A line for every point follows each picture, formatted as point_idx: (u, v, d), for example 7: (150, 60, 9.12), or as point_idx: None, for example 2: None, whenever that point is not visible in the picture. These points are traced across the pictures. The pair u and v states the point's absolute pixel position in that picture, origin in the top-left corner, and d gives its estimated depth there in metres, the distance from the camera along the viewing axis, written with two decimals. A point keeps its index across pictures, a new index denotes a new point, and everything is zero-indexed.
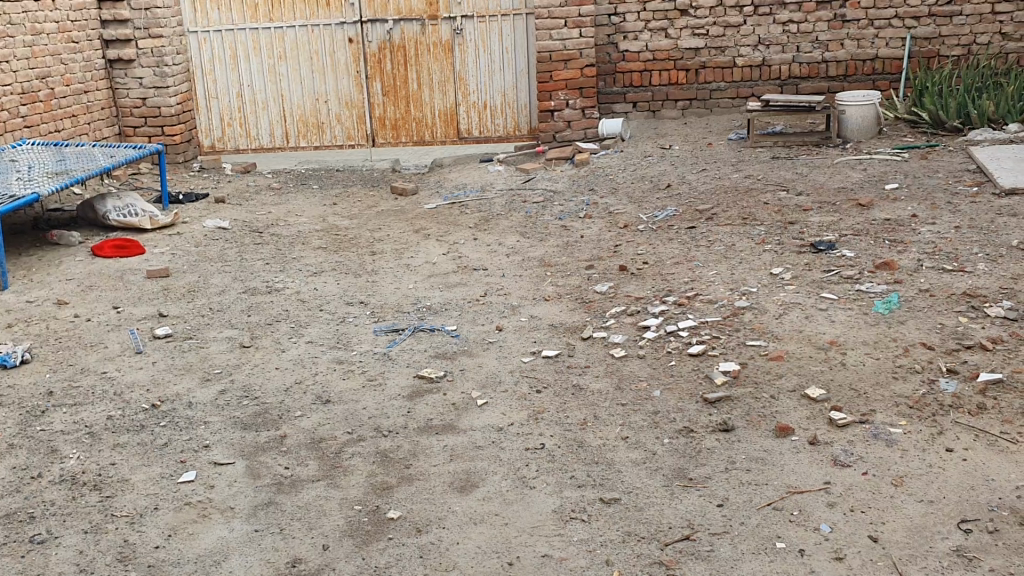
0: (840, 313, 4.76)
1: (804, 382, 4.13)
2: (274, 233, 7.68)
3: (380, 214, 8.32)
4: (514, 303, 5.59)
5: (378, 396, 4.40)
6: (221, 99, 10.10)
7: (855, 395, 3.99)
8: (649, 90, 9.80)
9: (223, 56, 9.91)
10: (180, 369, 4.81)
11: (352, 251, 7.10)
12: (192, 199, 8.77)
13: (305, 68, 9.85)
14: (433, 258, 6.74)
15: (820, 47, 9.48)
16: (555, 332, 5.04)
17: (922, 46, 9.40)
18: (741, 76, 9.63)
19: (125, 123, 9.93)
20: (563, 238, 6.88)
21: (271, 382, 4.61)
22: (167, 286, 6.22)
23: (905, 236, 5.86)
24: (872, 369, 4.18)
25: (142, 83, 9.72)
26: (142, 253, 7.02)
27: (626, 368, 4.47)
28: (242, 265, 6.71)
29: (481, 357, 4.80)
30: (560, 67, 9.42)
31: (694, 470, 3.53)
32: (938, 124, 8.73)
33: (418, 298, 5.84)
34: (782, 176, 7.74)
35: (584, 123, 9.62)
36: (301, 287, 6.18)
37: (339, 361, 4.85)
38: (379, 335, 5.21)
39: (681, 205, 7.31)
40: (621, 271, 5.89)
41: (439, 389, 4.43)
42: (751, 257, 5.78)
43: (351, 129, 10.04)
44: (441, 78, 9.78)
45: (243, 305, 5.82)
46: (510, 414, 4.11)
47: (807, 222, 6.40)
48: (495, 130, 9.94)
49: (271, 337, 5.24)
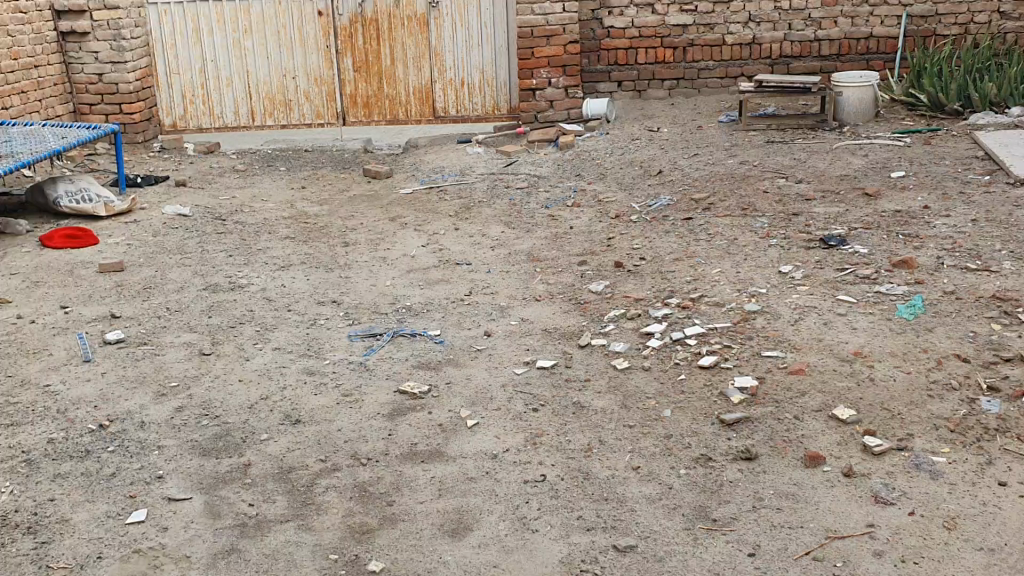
0: (861, 319, 4.35)
1: (830, 400, 3.72)
2: (239, 221, 7.16)
3: (353, 199, 7.82)
4: (503, 303, 5.14)
5: (355, 415, 3.93)
6: (183, 75, 9.48)
7: (888, 417, 3.60)
8: (635, 68, 9.32)
9: (185, 29, 9.31)
10: (133, 381, 4.31)
11: (324, 241, 6.60)
12: (151, 181, 8.21)
13: (272, 42, 9.27)
14: (412, 251, 6.26)
15: (813, 25, 9.06)
16: (549, 338, 4.60)
17: (918, 25, 9.00)
18: (730, 54, 9.18)
19: (79, 100, 9.34)
20: (551, 229, 6.43)
21: (234, 398, 4.13)
22: (121, 282, 5.69)
23: (920, 230, 5.47)
24: (905, 386, 3.78)
25: (97, 57, 9.13)
26: (95, 242, 6.47)
27: (630, 382, 4.03)
28: (203, 258, 6.19)
29: (469, 368, 4.35)
30: (542, 44, 8.93)
31: (717, 508, 3.13)
32: (938, 106, 8.34)
33: (397, 297, 5.37)
34: (780, 162, 7.32)
35: (567, 103, 9.13)
36: (268, 283, 5.68)
37: (311, 372, 4.37)
38: (355, 341, 4.74)
39: (675, 193, 6.88)
40: (617, 267, 5.45)
41: (424, 407, 3.98)
42: (756, 253, 5.37)
43: (321, 107, 9.49)
44: (416, 53, 9.24)
45: (203, 304, 5.32)
46: (504, 437, 3.67)
47: (812, 214, 5.99)
48: (473, 109, 9.43)
49: (234, 343, 4.76)
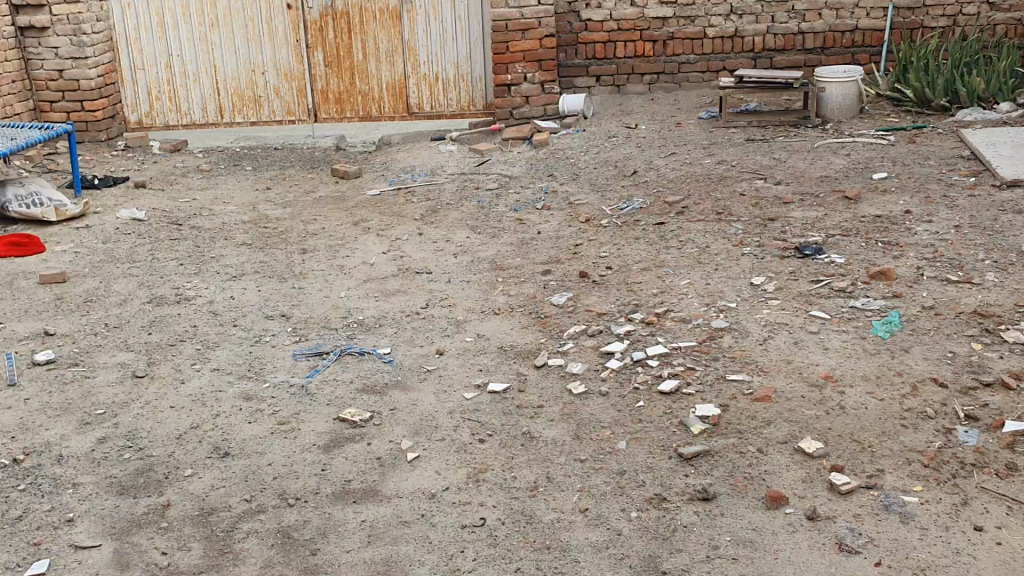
0: (834, 337, 4.08)
1: (797, 430, 3.46)
2: (195, 225, 6.86)
3: (318, 201, 7.53)
4: (460, 317, 4.86)
5: (289, 446, 3.67)
6: (148, 71, 9.14)
7: (859, 450, 3.34)
8: (614, 63, 9.03)
9: (150, 23, 8.96)
10: (56, 409, 4.04)
11: (281, 248, 6.32)
12: (109, 183, 7.91)
13: (240, 36, 8.94)
14: (371, 258, 5.97)
15: (797, 17, 8.77)
16: (505, 357, 4.32)
17: (905, 17, 8.73)
18: (712, 48, 8.90)
19: (39, 97, 9.02)
20: (518, 234, 6.15)
21: (162, 428, 3.86)
22: (62, 294, 5.41)
23: (900, 238, 5.20)
24: (877, 414, 3.52)
25: (57, 53, 8.81)
26: (41, 250, 6.18)
27: (585, 409, 3.76)
28: (152, 267, 5.90)
29: (416, 392, 4.07)
30: (517, 38, 8.61)
31: (667, 559, 2.88)
32: (924, 102, 8.07)
33: (349, 310, 5.09)
34: (758, 162, 7.05)
35: (543, 98, 8.82)
36: (216, 296, 5.40)
37: (247, 397, 4.10)
38: (299, 361, 4.47)
39: (648, 196, 6.60)
40: (581, 277, 5.18)
41: (363, 436, 3.71)
42: (728, 263, 5.10)
43: (292, 103, 9.17)
44: (389, 47, 8.91)
45: (145, 320, 5.04)
46: (445, 473, 3.41)
47: (789, 219, 5.72)
48: (448, 105, 9.12)
49: (171, 364, 4.48)
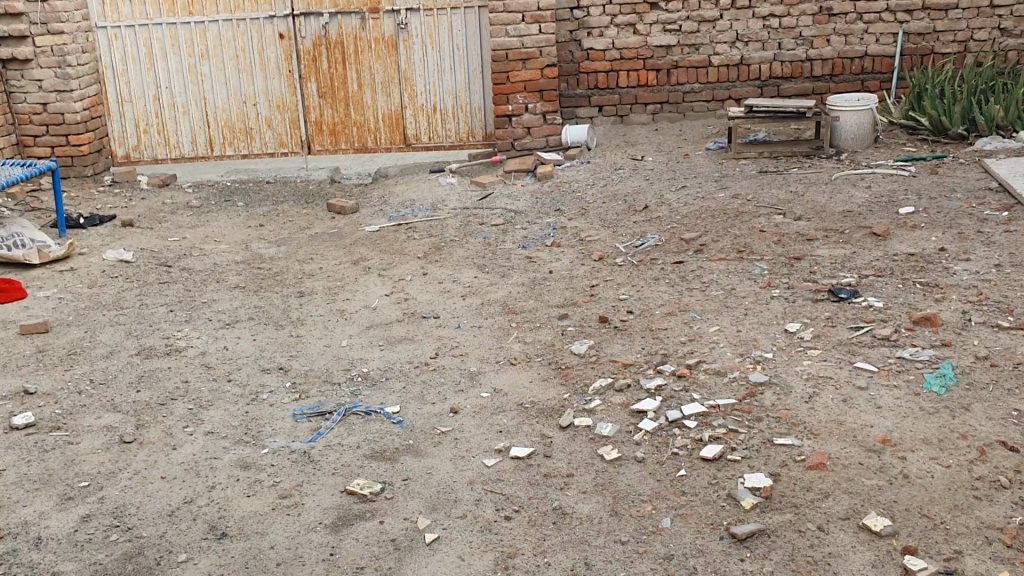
0: (885, 394, 3.76)
1: (858, 504, 3.13)
2: (185, 267, 6.51)
3: (314, 238, 7.19)
4: (473, 368, 4.51)
5: (294, 526, 3.32)
6: (136, 103, 8.81)
7: (931, 526, 3.01)
8: (616, 92, 8.75)
9: (137, 54, 8.64)
10: (35, 482, 3.66)
11: (277, 290, 5.97)
12: (95, 222, 7.54)
13: (231, 67, 8.63)
14: (374, 301, 5.62)
15: (804, 44, 8.51)
16: (525, 416, 3.97)
17: (916, 43, 8.47)
18: (717, 76, 8.62)
19: (23, 131, 8.59)
20: (528, 274, 5.82)
21: (153, 502, 3.50)
22: (43, 346, 5.04)
23: (939, 278, 4.90)
24: (945, 483, 3.19)
25: (41, 86, 8.40)
26: (23, 296, 5.82)
27: (621, 479, 3.42)
28: (140, 314, 5.54)
29: (431, 458, 3.72)
30: (518, 67, 8.32)
31: None
32: (940, 130, 7.80)
33: (352, 361, 4.73)
34: (775, 195, 6.75)
35: (545, 129, 8.51)
36: (209, 346, 5.04)
37: (245, 466, 3.74)
38: (300, 422, 4.11)
39: (663, 232, 6.28)
40: (601, 322, 4.85)
41: (376, 513, 3.37)
42: (758, 307, 4.78)
43: (284, 135, 8.84)
44: (384, 77, 8.61)
45: (133, 375, 4.67)
46: (471, 559, 3.07)
47: (816, 257, 5.41)
48: (446, 136, 8.80)
49: (162, 426, 4.11)
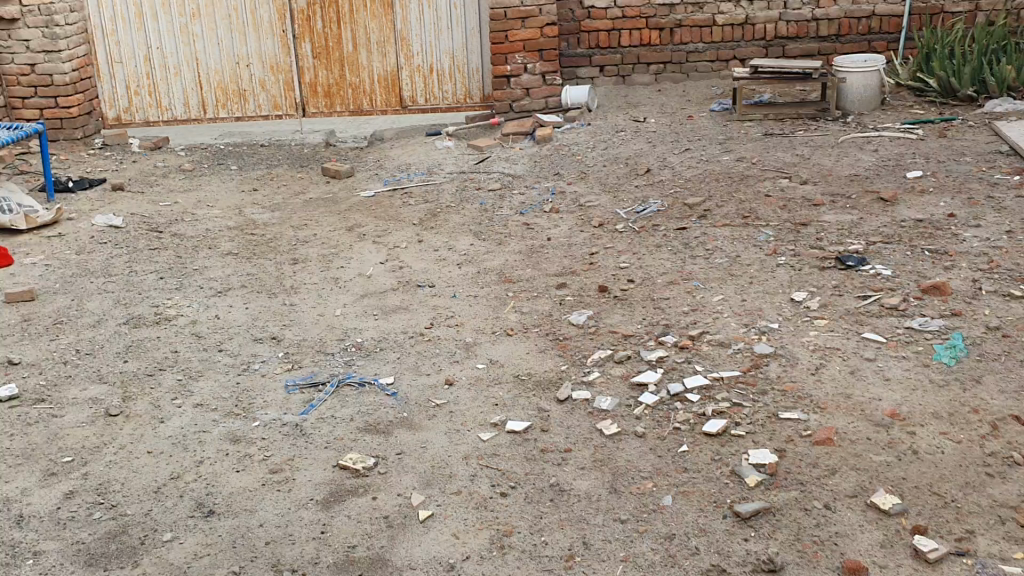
0: (893, 366, 3.64)
1: (867, 481, 3.03)
2: (177, 233, 6.37)
3: (308, 203, 7.03)
4: (470, 339, 4.39)
5: (284, 502, 3.22)
6: (127, 64, 8.60)
7: (942, 504, 2.91)
8: (618, 52, 8.55)
9: (127, 14, 8.41)
10: (17, 457, 3.55)
11: (270, 258, 5.83)
12: (85, 185, 7.37)
13: (223, 26, 8.42)
14: (368, 269, 5.48)
15: (810, 3, 8.30)
16: (523, 388, 3.85)
17: (924, 2, 8.27)
18: (721, 36, 8.42)
19: (11, 93, 8.41)
20: (526, 241, 5.68)
21: (140, 478, 3.40)
22: (29, 315, 4.92)
23: (949, 245, 4.76)
24: (956, 460, 3.09)
25: (29, 46, 8.20)
26: (9, 263, 5.68)
27: (621, 455, 3.32)
28: (130, 282, 5.41)
29: (426, 431, 3.61)
30: (517, 27, 8.12)
31: None
32: (949, 92, 7.62)
33: (346, 331, 4.61)
34: (780, 158, 6.59)
35: (545, 90, 8.32)
36: (200, 314, 4.92)
37: (234, 439, 3.63)
38: (292, 394, 3.99)
39: (665, 197, 6.13)
40: (601, 292, 4.72)
41: (368, 489, 3.26)
42: (762, 275, 4.65)
43: (279, 97, 8.66)
44: (380, 37, 8.40)
45: (120, 345, 4.55)
46: (466, 538, 2.97)
47: (822, 223, 5.27)
48: (443, 98, 8.61)
49: (150, 399, 4.00)
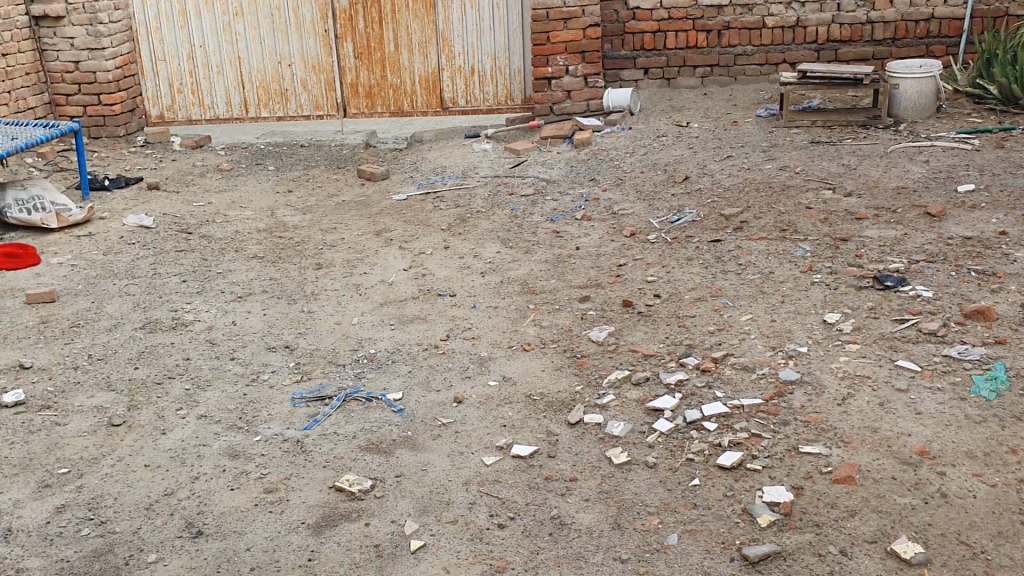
0: (928, 398, 3.40)
1: (888, 526, 2.81)
2: (206, 234, 6.33)
3: (340, 206, 6.95)
4: (485, 353, 4.23)
5: (275, 525, 3.11)
6: (170, 62, 8.58)
7: (969, 555, 2.69)
8: (664, 54, 8.32)
9: (171, 12, 8.41)
10: (15, 467, 3.50)
11: (295, 262, 5.74)
12: (121, 184, 7.38)
13: (265, 26, 8.37)
14: (391, 276, 5.36)
15: (865, 5, 7.98)
16: (534, 409, 3.69)
17: (987, 4, 7.90)
18: (771, 39, 8.15)
19: (55, 90, 8.46)
20: (554, 250, 5.51)
21: (133, 493, 3.31)
22: (48, 317, 4.90)
23: (998, 266, 4.48)
24: (988, 506, 2.85)
25: (73, 44, 8.24)
26: (36, 263, 5.69)
27: (629, 487, 3.14)
28: (152, 284, 5.37)
29: (428, 452, 3.47)
30: (559, 27, 7.94)
31: None
32: (1010, 99, 7.28)
33: (361, 341, 4.49)
34: (825, 168, 6.32)
35: (586, 93, 8.13)
36: (217, 320, 4.84)
37: (233, 454, 3.53)
38: (297, 407, 3.89)
39: (701, 207, 5.91)
40: (625, 306, 4.54)
41: (362, 514, 3.13)
42: (795, 294, 4.42)
43: (320, 97, 8.58)
44: (422, 38, 8.29)
45: (133, 351, 4.49)
46: (456, 573, 2.82)
47: (863, 239, 5.02)
48: (484, 99, 8.47)
49: (155, 408, 3.93)
